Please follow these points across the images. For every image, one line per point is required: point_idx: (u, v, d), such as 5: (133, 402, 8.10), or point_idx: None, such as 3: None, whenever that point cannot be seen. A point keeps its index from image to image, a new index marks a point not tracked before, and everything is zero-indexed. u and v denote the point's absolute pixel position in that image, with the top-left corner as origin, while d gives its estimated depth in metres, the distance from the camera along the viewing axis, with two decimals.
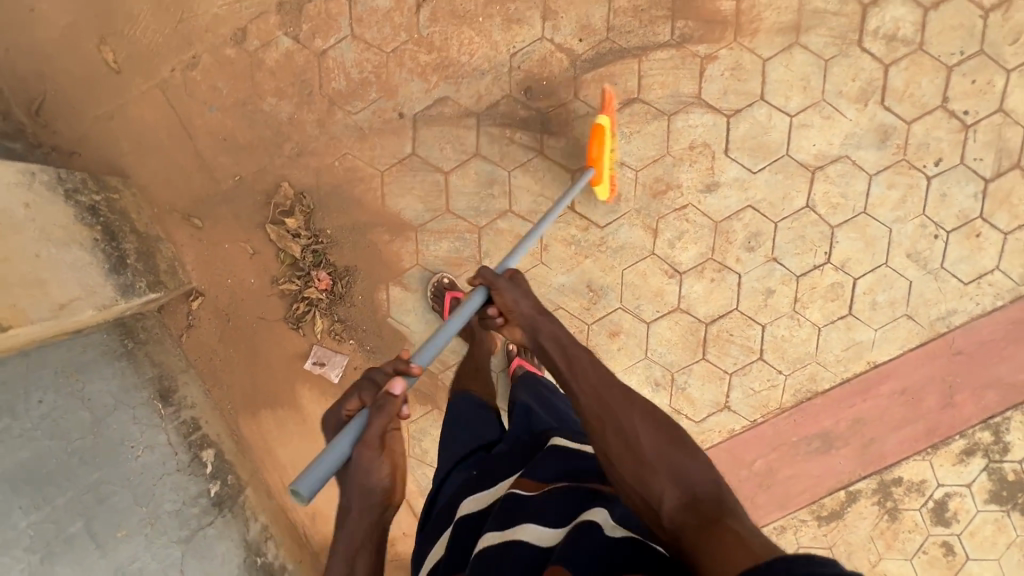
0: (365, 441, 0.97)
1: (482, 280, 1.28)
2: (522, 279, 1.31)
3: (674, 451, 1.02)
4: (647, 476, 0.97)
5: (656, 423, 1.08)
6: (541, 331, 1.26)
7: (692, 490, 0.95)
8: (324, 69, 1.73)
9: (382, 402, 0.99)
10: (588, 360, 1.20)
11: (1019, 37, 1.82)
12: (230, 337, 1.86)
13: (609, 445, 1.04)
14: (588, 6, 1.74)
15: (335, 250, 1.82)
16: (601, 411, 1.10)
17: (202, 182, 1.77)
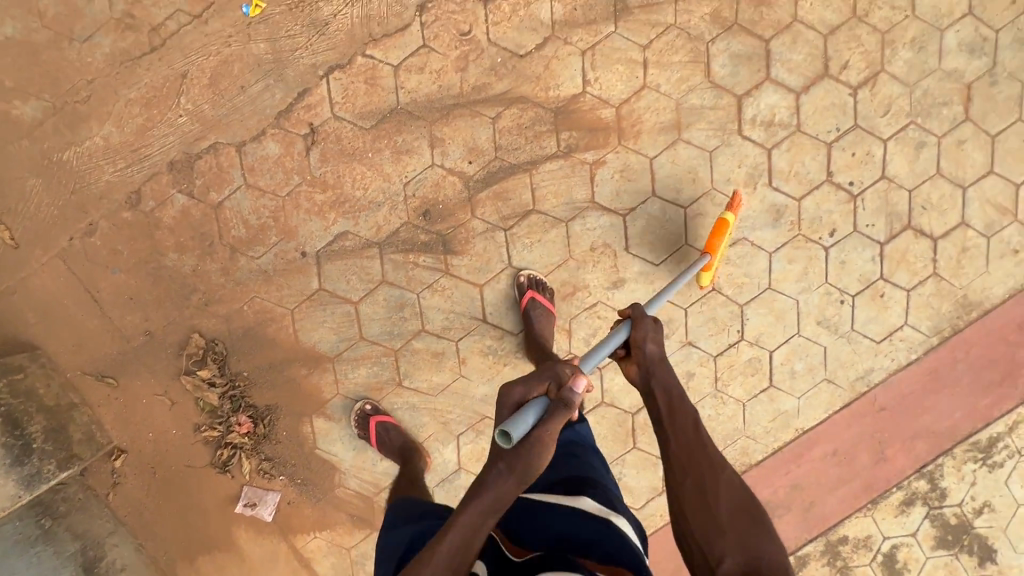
0: (546, 430, 1.08)
1: (630, 314, 1.39)
2: (660, 330, 1.37)
3: (748, 526, 1.14)
4: (714, 538, 1.13)
5: (737, 490, 1.20)
6: (655, 377, 1.33)
7: (753, 559, 1.09)
8: (222, 219, 1.77)
9: (565, 397, 1.11)
10: (689, 417, 1.28)
11: (890, 109, 1.91)
12: (158, 488, 1.85)
13: (692, 498, 1.18)
14: (472, 129, 1.79)
15: (254, 392, 1.84)
16: (691, 466, 1.22)
17: (113, 342, 1.79)
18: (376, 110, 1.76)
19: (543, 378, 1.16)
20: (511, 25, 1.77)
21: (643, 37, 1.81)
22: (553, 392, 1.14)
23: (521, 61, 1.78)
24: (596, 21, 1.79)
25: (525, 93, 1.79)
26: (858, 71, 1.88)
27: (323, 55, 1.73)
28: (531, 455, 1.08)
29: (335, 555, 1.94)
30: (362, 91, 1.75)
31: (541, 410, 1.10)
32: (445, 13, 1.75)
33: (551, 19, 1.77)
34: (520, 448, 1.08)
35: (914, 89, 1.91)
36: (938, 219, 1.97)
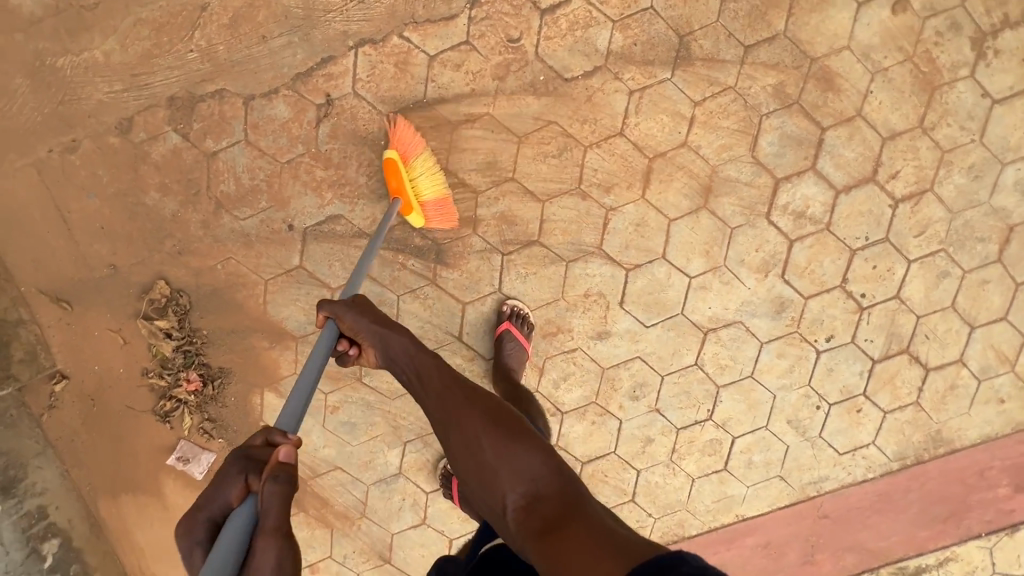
0: (263, 532, 0.89)
1: (327, 315, 1.28)
2: (364, 305, 1.28)
3: (513, 444, 1.12)
4: (491, 482, 1.10)
5: (497, 418, 1.16)
6: (388, 344, 1.26)
7: (528, 482, 1.07)
8: (213, 170, 1.66)
9: (270, 479, 0.93)
10: (434, 370, 1.25)
11: (924, 230, 1.84)
12: (94, 421, 1.81)
13: (461, 455, 1.16)
14: (496, 143, 1.70)
15: (210, 351, 1.79)
16: (447, 422, 1.19)
17: (75, 267, 1.71)
18: (401, 98, 1.65)
19: (235, 476, 0.95)
20: (563, 44, 1.65)
21: (697, 92, 1.70)
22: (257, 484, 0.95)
23: (565, 85, 1.67)
24: (653, 63, 1.67)
25: (558, 120, 1.69)
26: (904, 184, 1.79)
27: (359, 26, 1.61)
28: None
29: None
30: (391, 75, 1.64)
31: (246, 515, 0.91)
32: (498, 14, 1.62)
33: (608, 49, 1.65)
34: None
35: (955, 216, 1.83)
36: (937, 350, 1.94)
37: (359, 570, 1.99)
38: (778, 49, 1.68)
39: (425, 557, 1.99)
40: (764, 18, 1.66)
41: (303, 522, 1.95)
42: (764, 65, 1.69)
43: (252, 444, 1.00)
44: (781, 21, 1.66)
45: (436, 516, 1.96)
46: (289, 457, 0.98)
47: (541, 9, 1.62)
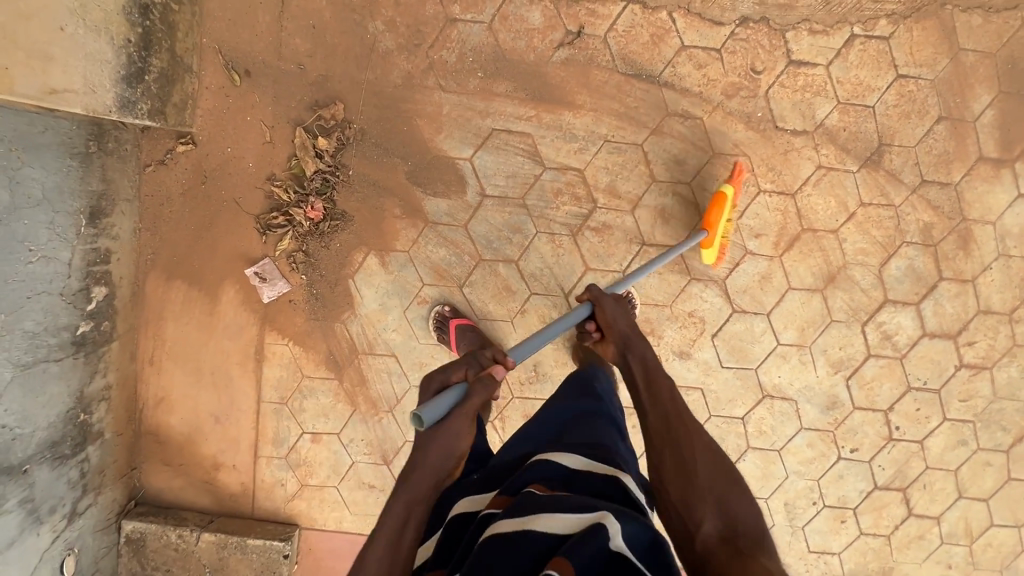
0: (462, 408, 1.03)
1: (590, 296, 1.44)
2: (625, 309, 1.42)
3: (726, 483, 1.07)
4: (692, 501, 1.03)
5: (711, 452, 1.12)
6: (631, 348, 1.34)
7: (730, 517, 1.00)
8: (444, 34, 1.68)
9: (486, 377, 1.07)
10: (670, 388, 1.25)
11: (968, 399, 2.06)
12: (195, 197, 1.74)
13: (673, 466, 1.09)
14: (692, 148, 1.79)
15: (344, 191, 1.75)
16: (668, 434, 1.15)
17: (267, 49, 1.66)
18: (639, 65, 1.72)
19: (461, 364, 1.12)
20: (791, 97, 1.78)
21: (868, 195, 1.86)
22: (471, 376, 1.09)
23: (773, 131, 1.80)
24: (849, 153, 1.82)
25: (751, 156, 1.81)
26: (974, 354, 2.02)
27: None
28: (453, 438, 1.02)
29: (286, 371, 1.89)
30: (643, 41, 1.71)
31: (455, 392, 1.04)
32: (755, 43, 1.73)
33: (822, 121, 1.80)
34: (439, 430, 1.01)
35: (995, 400, 2.07)
36: (926, 501, 2.15)
37: (356, 458, 1.96)
38: (945, 195, 1.87)
39: None
40: (948, 165, 1.85)
41: (331, 391, 1.91)
42: (928, 202, 1.87)
43: (480, 352, 1.15)
44: (958, 174, 1.86)
45: None
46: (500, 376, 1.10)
47: (790, 58, 1.75)
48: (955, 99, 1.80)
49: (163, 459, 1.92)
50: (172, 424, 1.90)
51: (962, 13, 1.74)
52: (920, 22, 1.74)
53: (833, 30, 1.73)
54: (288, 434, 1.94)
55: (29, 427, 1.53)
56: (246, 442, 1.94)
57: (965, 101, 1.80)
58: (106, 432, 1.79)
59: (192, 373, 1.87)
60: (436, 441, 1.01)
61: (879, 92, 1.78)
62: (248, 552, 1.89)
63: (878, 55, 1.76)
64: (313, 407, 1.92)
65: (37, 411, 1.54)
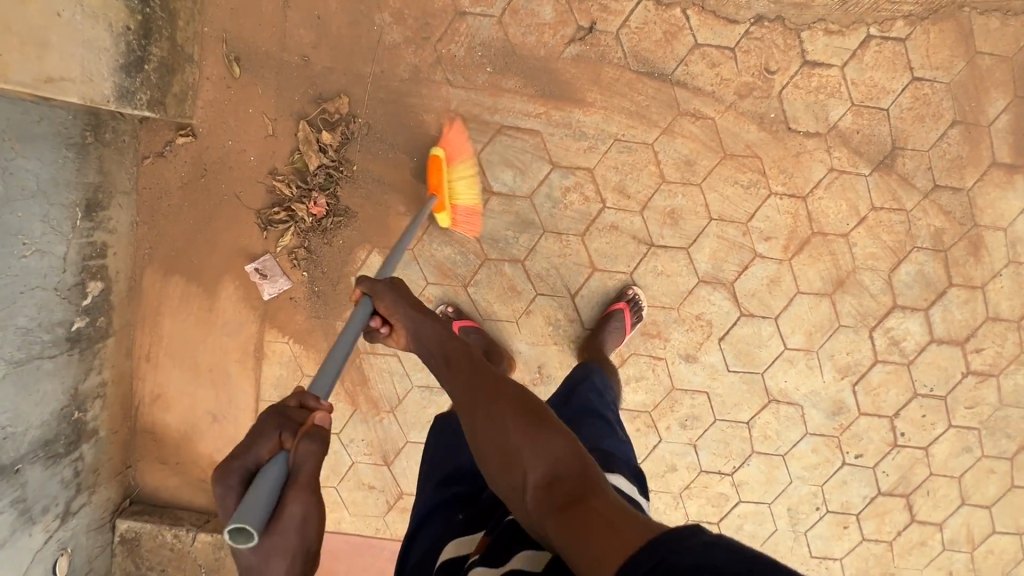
0: (295, 486, 0.73)
1: (363, 290, 1.14)
2: (405, 287, 1.16)
3: (534, 428, 0.94)
4: (512, 463, 0.91)
5: (518, 397, 1.00)
6: (425, 336, 1.11)
7: (552, 466, 0.89)
8: (453, 28, 1.64)
9: (311, 433, 0.79)
10: (463, 357, 1.09)
11: (975, 406, 2.05)
12: (194, 191, 1.69)
13: (485, 437, 0.97)
14: (703, 148, 1.76)
15: (347, 187, 1.71)
16: (472, 402, 1.01)
17: (270, 40, 1.62)
18: (651, 63, 1.69)
19: (269, 433, 0.78)
20: (804, 99, 1.74)
21: (880, 199, 1.83)
22: (290, 442, 0.78)
23: (785, 132, 1.77)
24: (862, 156, 1.80)
25: (763, 158, 1.78)
26: (981, 361, 2.00)
27: None
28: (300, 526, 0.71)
29: (286, 370, 1.85)
30: (656, 39, 1.68)
31: (273, 476, 0.73)
32: (769, 42, 1.70)
33: (835, 123, 1.77)
34: (274, 530, 0.69)
35: (1001, 407, 2.05)
36: (929, 507, 2.13)
37: (356, 458, 1.94)
38: (957, 201, 1.85)
39: None
40: (961, 170, 1.82)
41: (332, 390, 1.88)
42: (940, 207, 1.85)
43: (285, 402, 0.84)
44: (971, 179, 1.83)
45: None
46: (325, 424, 0.83)
47: (805, 59, 1.72)
48: (970, 103, 1.77)
49: (160, 457, 1.88)
50: (168, 422, 1.86)
51: (980, 16, 1.72)
52: (937, 23, 1.71)
53: (849, 31, 1.70)
54: None
55: (22, 425, 1.49)
56: None
57: (980, 105, 1.78)
58: (101, 430, 1.76)
59: (189, 370, 1.83)
60: (272, 547, 0.69)
61: (894, 95, 1.75)
62: None
63: (893, 57, 1.73)
64: None
65: (30, 409, 1.50)
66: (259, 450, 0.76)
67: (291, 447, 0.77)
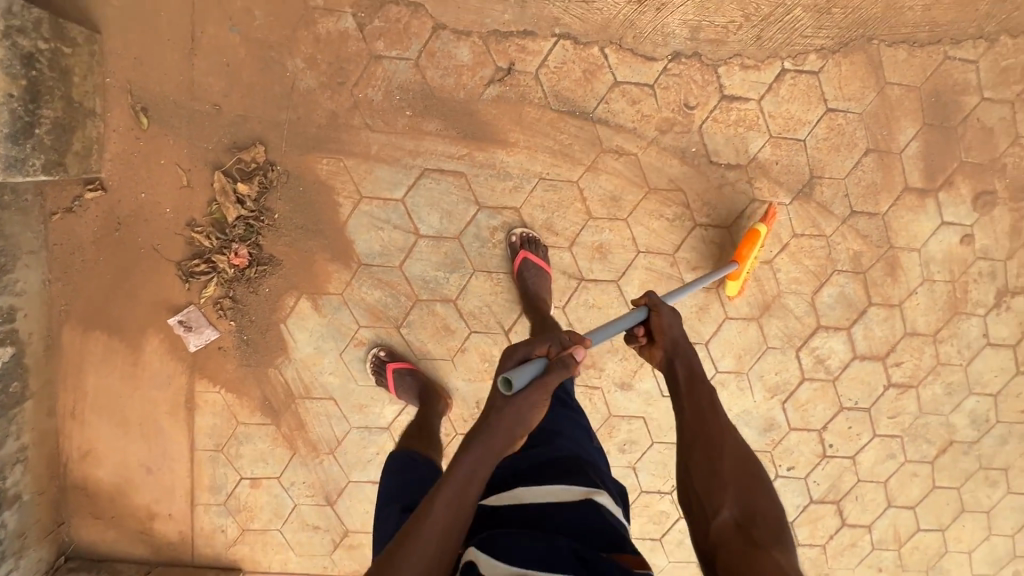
0: (545, 383, 1.00)
1: (648, 301, 1.28)
2: (681, 319, 1.27)
3: (752, 481, 1.05)
4: (714, 489, 1.03)
5: (743, 448, 1.10)
6: (679, 354, 1.22)
7: (751, 515, 1.00)
8: (369, 72, 1.61)
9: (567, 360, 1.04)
10: (708, 389, 1.17)
11: (896, 415, 2.15)
12: (109, 245, 1.64)
13: (696, 455, 1.07)
14: (628, 184, 1.78)
15: (270, 236, 1.68)
16: (698, 426, 1.11)
17: (178, 89, 1.56)
18: (572, 102, 1.69)
19: (545, 340, 1.07)
20: (724, 132, 1.78)
21: (800, 226, 1.89)
22: (555, 354, 1.06)
23: (707, 165, 1.80)
24: (782, 186, 1.84)
25: (687, 191, 1.81)
26: (901, 374, 2.10)
27: (571, 19, 1.64)
28: (527, 410, 0.99)
29: (220, 419, 1.83)
30: (575, 78, 1.68)
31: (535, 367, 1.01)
32: (688, 78, 1.72)
33: (755, 155, 1.81)
34: (517, 402, 0.98)
35: (921, 415, 2.16)
36: (858, 510, 2.25)
37: (299, 500, 1.93)
38: (873, 226, 1.92)
39: (368, 515, 1.96)
40: (875, 196, 1.89)
41: (269, 435, 1.86)
42: (857, 232, 1.92)
43: (560, 331, 1.12)
44: (886, 204, 1.90)
45: None
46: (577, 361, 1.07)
47: (723, 93, 1.74)
48: (882, 132, 1.83)
49: (94, 512, 1.85)
50: (101, 478, 1.83)
51: (889, 47, 1.76)
52: (848, 56, 1.75)
53: (764, 65, 1.73)
54: (226, 481, 1.89)
55: None
56: (182, 491, 1.88)
57: (891, 134, 1.84)
58: (25, 493, 1.71)
59: (119, 425, 1.79)
60: (514, 414, 0.99)
61: (810, 126, 1.80)
62: None
63: (808, 89, 1.77)
64: (250, 452, 1.87)
65: None
66: (535, 349, 1.06)
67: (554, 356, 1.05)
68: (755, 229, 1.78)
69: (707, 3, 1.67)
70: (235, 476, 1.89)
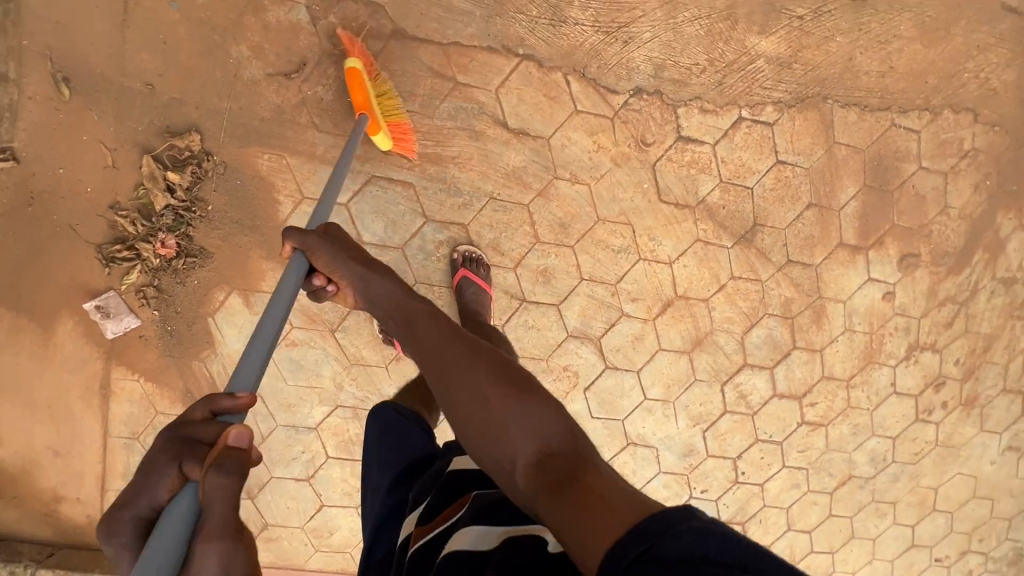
0: (204, 533, 0.67)
1: (295, 246, 1.14)
2: (332, 236, 1.15)
3: (520, 396, 0.90)
4: (494, 435, 0.87)
5: (498, 366, 0.95)
6: (371, 289, 1.09)
7: (540, 438, 0.84)
8: (320, 68, 1.53)
9: (214, 464, 0.72)
10: (430, 319, 1.03)
11: (806, 450, 2.29)
12: (19, 219, 1.53)
13: (461, 413, 0.91)
14: (577, 212, 1.79)
15: (202, 227, 1.61)
16: (442, 369, 0.95)
17: (106, 61, 1.45)
18: (529, 125, 1.67)
19: (169, 466, 0.75)
20: (676, 171, 1.80)
21: (739, 269, 1.95)
22: (200, 472, 0.73)
23: (657, 202, 1.82)
24: (726, 229, 1.89)
25: (635, 224, 1.84)
26: (814, 413, 2.23)
27: (535, 41, 1.61)
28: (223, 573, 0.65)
29: (137, 407, 1.77)
30: (534, 102, 1.66)
31: (179, 519, 0.70)
32: (646, 115, 1.73)
33: (703, 198, 1.84)
34: None
35: (828, 450, 2.31)
36: (760, 532, 2.38)
37: None
38: (806, 275, 2.01)
39: (289, 511, 1.96)
40: (812, 248, 1.97)
41: None
42: (791, 280, 2.00)
43: (194, 420, 0.82)
44: (820, 257, 1.99)
45: (322, 480, 1.94)
46: (241, 441, 0.77)
47: (680, 134, 1.76)
48: (825, 188, 1.90)
49: None
50: (4, 458, 1.75)
51: (841, 108, 1.82)
52: (802, 112, 1.80)
53: (721, 111, 1.76)
54: None
55: None
56: (91, 476, 1.82)
57: (833, 191, 1.91)
58: None
59: (24, 406, 1.71)
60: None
61: (758, 175, 1.84)
62: None
63: (761, 140, 1.81)
64: None
65: None
66: (160, 488, 0.75)
67: (199, 479, 0.73)
68: (352, 70, 1.45)
69: (673, 43, 1.67)
70: None
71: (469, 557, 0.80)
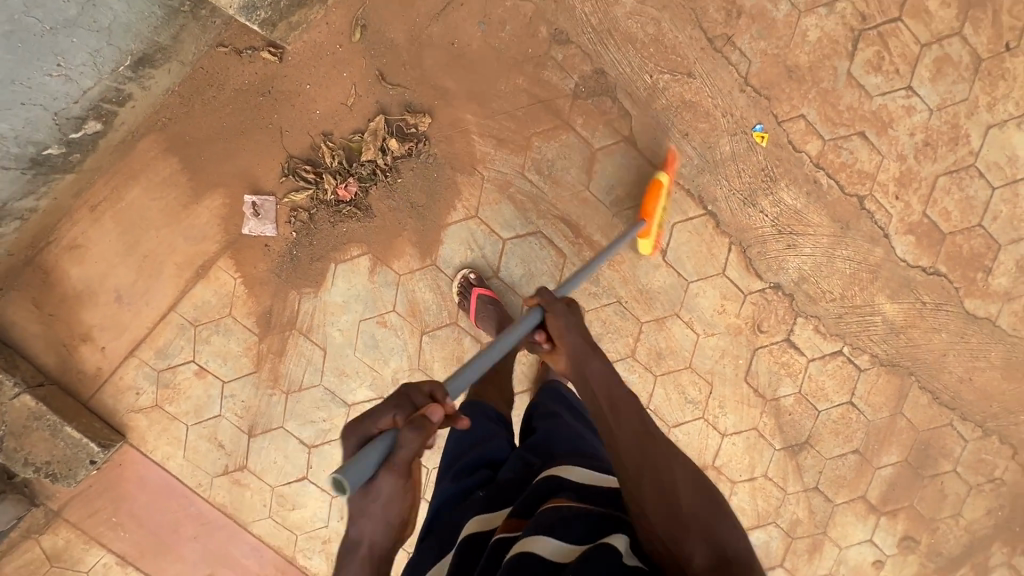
0: (393, 463, 0.85)
1: (538, 302, 1.26)
2: (577, 313, 1.27)
3: (710, 513, 0.96)
4: (679, 534, 0.90)
5: (692, 477, 1.02)
6: (586, 368, 1.19)
7: (720, 550, 0.90)
8: (555, 131, 1.74)
9: (418, 422, 0.88)
10: (634, 414, 1.13)
11: None
12: (246, 101, 1.66)
13: (653, 490, 0.96)
14: (675, 351, 1.93)
15: (381, 191, 1.73)
16: (644, 455, 1.03)
17: (403, 34, 1.66)
18: (681, 263, 1.86)
19: (388, 407, 0.91)
20: (770, 364, 1.97)
21: (773, 471, 2.07)
22: (402, 422, 0.89)
23: (741, 379, 1.98)
24: (781, 433, 2.04)
25: (714, 386, 1.98)
26: None
27: (724, 206, 1.83)
28: (383, 505, 0.87)
29: (216, 301, 1.78)
30: (695, 248, 1.86)
31: (379, 448, 0.84)
32: (772, 308, 1.92)
33: (778, 397, 2.00)
34: (368, 494, 0.86)
35: None
36: None
37: (224, 412, 1.86)
38: (823, 507, 2.12)
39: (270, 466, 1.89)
40: (838, 487, 2.10)
41: (245, 342, 1.81)
42: (809, 504, 2.11)
43: (414, 387, 0.95)
44: (841, 498, 2.12)
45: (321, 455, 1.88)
46: (438, 416, 0.91)
47: (788, 336, 1.95)
48: (875, 444, 2.07)
49: (39, 300, 1.74)
50: (72, 277, 1.74)
51: (918, 388, 2.03)
52: (888, 374, 2.01)
53: (829, 337, 1.96)
54: (176, 354, 1.81)
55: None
56: (131, 335, 1.80)
57: (879, 450, 2.08)
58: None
59: (125, 244, 1.73)
60: (365, 505, 0.87)
61: (829, 403, 2.02)
62: (57, 439, 1.73)
63: (845, 377, 2.00)
64: (217, 346, 1.81)
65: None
66: (377, 422, 0.90)
67: (400, 424, 0.89)
68: (656, 182, 1.70)
69: (823, 266, 1.90)
70: (186, 355, 1.82)
71: (543, 564, 0.83)
